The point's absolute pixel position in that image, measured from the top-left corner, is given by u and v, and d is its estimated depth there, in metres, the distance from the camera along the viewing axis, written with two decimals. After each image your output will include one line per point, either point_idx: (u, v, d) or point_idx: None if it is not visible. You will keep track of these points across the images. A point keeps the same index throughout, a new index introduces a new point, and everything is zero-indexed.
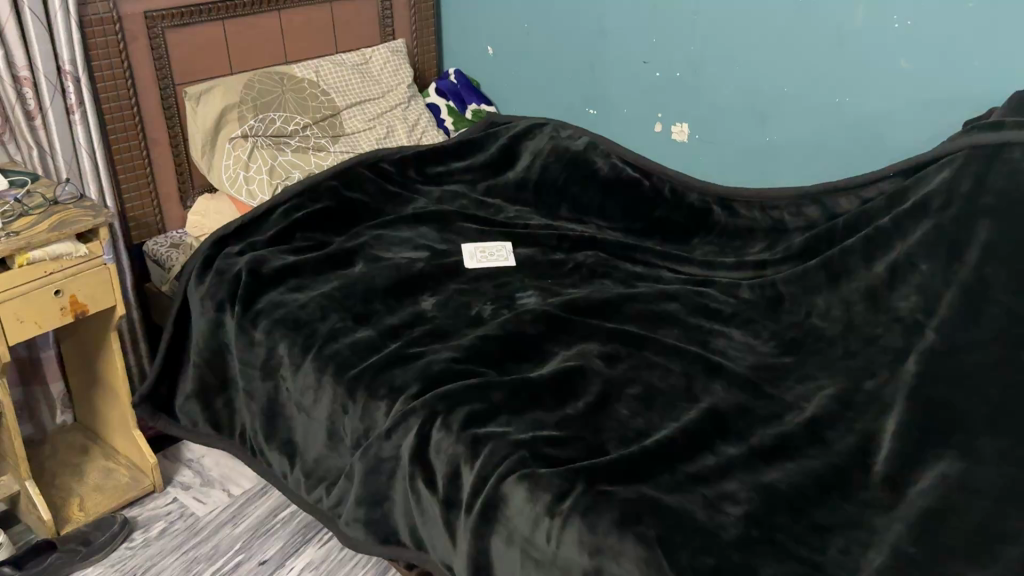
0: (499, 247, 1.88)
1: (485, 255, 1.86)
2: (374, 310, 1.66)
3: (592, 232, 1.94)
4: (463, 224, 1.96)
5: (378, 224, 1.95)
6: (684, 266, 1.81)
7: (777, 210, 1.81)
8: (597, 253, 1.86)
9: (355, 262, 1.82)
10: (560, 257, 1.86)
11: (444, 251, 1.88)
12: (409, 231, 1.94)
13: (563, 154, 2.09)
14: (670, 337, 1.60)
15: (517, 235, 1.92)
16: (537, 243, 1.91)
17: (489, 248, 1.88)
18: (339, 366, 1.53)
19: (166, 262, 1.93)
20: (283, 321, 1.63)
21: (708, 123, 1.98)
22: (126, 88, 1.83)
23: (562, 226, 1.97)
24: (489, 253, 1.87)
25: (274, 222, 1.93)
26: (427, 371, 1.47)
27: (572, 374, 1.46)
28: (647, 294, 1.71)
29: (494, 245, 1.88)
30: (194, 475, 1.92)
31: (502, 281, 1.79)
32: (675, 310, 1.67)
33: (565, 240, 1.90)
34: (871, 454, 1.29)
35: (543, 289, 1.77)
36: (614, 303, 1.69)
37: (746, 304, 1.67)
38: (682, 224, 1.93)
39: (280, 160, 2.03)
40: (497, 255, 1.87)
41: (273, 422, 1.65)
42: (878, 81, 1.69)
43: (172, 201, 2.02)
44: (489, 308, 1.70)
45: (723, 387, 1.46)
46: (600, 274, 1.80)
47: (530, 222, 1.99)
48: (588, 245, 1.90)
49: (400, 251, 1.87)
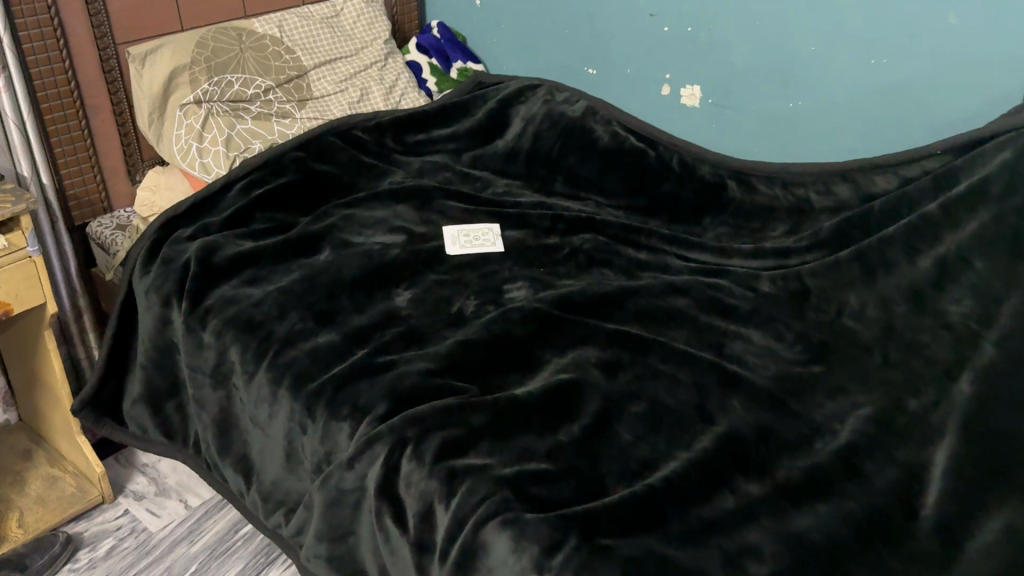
0: (485, 231, 1.67)
1: (469, 240, 1.65)
2: (339, 307, 1.45)
3: (588, 212, 1.73)
4: (444, 203, 1.75)
5: (349, 202, 1.73)
6: (695, 252, 1.60)
7: (801, 188, 1.60)
8: (595, 237, 1.65)
9: (322, 249, 1.61)
10: (554, 242, 1.65)
11: (423, 234, 1.66)
12: (385, 210, 1.72)
13: (557, 121, 1.86)
14: (680, 340, 1.39)
15: (505, 215, 1.70)
16: (528, 224, 1.69)
17: (474, 232, 1.66)
18: (297, 378, 1.32)
19: (110, 247, 1.71)
20: (235, 321, 1.42)
21: (722, 86, 1.74)
22: (57, 49, 1.58)
23: (555, 204, 1.75)
24: (474, 238, 1.65)
25: (231, 201, 1.71)
26: (397, 387, 1.26)
27: (566, 389, 1.25)
28: (653, 287, 1.50)
29: (480, 229, 1.67)
30: (149, 484, 1.73)
31: (488, 271, 1.58)
32: (684, 306, 1.46)
33: (560, 221, 1.68)
34: (920, 494, 1.10)
35: (533, 281, 1.56)
36: (614, 298, 1.48)
37: (766, 299, 1.46)
38: (691, 201, 1.71)
39: (238, 128, 1.80)
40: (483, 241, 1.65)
41: (227, 436, 1.45)
42: (921, 39, 1.46)
43: (119, 174, 1.81)
44: (473, 304, 1.50)
45: (742, 403, 1.25)
46: (599, 262, 1.59)
47: (520, 200, 1.77)
48: (585, 227, 1.68)
49: (373, 236, 1.65)
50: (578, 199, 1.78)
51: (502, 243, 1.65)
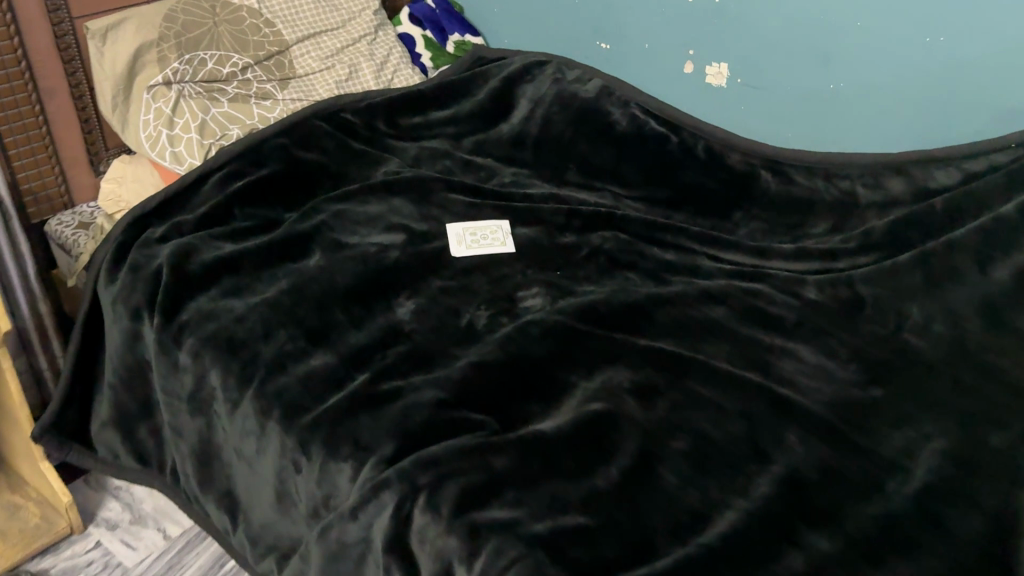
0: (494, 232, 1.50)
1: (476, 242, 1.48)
2: (333, 323, 1.28)
3: (605, 206, 1.56)
4: (445, 198, 1.57)
5: (336, 196, 1.55)
6: (728, 253, 1.44)
7: (847, 180, 1.44)
8: (615, 235, 1.49)
9: (310, 250, 1.43)
10: (570, 241, 1.48)
11: (424, 233, 1.48)
12: (379, 205, 1.54)
13: (568, 104, 1.69)
14: (720, 357, 1.23)
15: (514, 210, 1.54)
16: (540, 221, 1.52)
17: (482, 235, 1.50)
18: (288, 410, 1.15)
19: (73, 249, 1.52)
20: (214, 340, 1.25)
21: (752, 63, 1.57)
22: (4, 26, 1.37)
23: (568, 197, 1.58)
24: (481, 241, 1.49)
25: (206, 196, 1.53)
26: (404, 422, 1.10)
27: (598, 423, 1.10)
28: (685, 295, 1.34)
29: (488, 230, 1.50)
30: (123, 510, 1.56)
31: (499, 276, 1.41)
32: (723, 317, 1.30)
33: (575, 217, 1.52)
34: (1016, 549, 0.96)
35: (550, 287, 1.39)
36: (642, 308, 1.32)
37: (813, 309, 1.31)
38: (720, 193, 1.55)
39: (213, 112, 1.60)
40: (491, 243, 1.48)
41: (209, 467, 1.28)
42: (988, 17, 1.30)
43: (80, 164, 1.61)
44: (484, 316, 1.33)
45: (799, 437, 1.11)
46: (622, 265, 1.43)
47: (530, 192, 1.59)
48: (603, 223, 1.51)
49: (368, 236, 1.47)
50: (593, 190, 1.61)
51: (513, 243, 1.48)
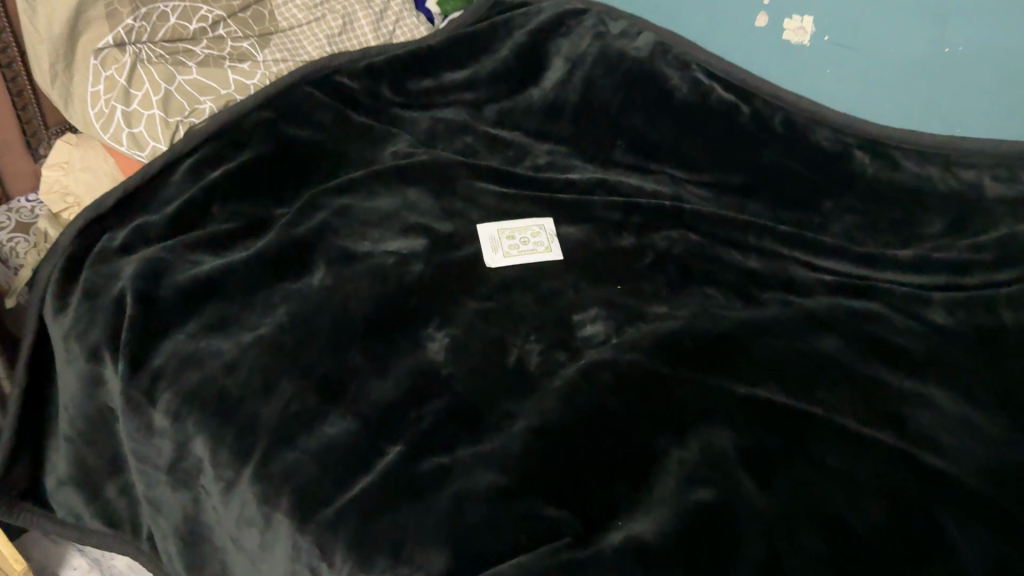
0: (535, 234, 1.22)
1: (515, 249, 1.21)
2: (349, 368, 1.01)
3: (663, 195, 1.29)
4: (472, 188, 1.29)
5: (334, 186, 1.27)
6: (821, 258, 1.19)
7: (970, 169, 1.24)
8: (683, 236, 1.22)
9: (310, 262, 1.15)
10: (629, 244, 1.21)
11: (449, 237, 1.21)
12: (392, 200, 1.26)
13: (614, 66, 1.41)
14: (842, 410, 0.99)
15: (558, 204, 1.26)
16: (591, 218, 1.25)
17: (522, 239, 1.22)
18: (300, 498, 0.88)
19: (13, 262, 1.25)
20: (199, 397, 0.97)
21: (845, 16, 1.27)
22: None
23: (620, 185, 1.30)
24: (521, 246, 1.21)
25: (175, 189, 1.23)
26: (457, 520, 0.84)
27: (711, 516, 0.85)
28: (780, 320, 1.09)
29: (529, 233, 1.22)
30: (91, 568, 1.30)
31: (547, 293, 1.15)
32: (833, 350, 1.06)
33: (633, 212, 1.25)
34: None
35: (612, 309, 1.13)
36: (731, 340, 1.07)
37: (942, 336, 1.08)
38: (805, 176, 1.28)
39: (179, 81, 1.28)
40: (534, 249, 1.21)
41: (197, 551, 1.02)
42: None
43: (13, 148, 1.30)
44: (537, 352, 1.07)
45: (957, 521, 0.87)
46: (699, 278, 1.16)
47: (572, 177, 1.32)
48: (665, 219, 1.24)
49: (381, 244, 1.19)
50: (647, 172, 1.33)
51: (559, 248, 1.20)
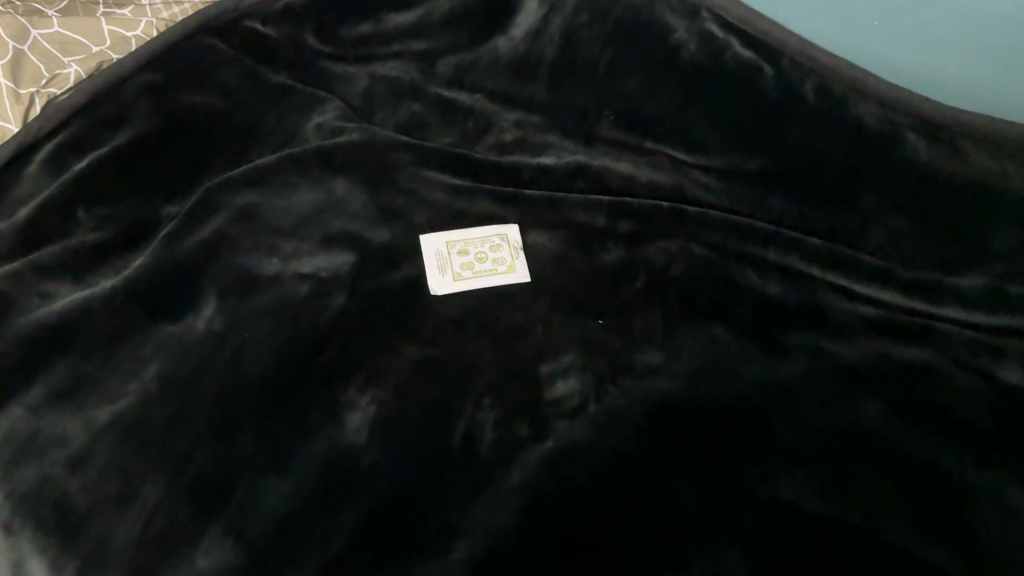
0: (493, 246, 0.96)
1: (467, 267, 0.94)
2: (239, 461, 0.76)
3: (656, 185, 1.04)
4: (416, 181, 1.01)
5: (233, 176, 0.99)
6: (858, 283, 0.93)
7: None
8: (684, 250, 0.96)
9: (198, 291, 0.89)
10: (614, 262, 0.95)
11: (384, 252, 0.94)
12: (312, 196, 0.99)
13: (603, 12, 1.07)
14: (885, 517, 0.76)
15: (522, 203, 0.99)
16: (568, 224, 0.98)
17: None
18: None
19: None
20: (30, 506, 0.71)
21: None
22: None
23: (604, 169, 1.04)
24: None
25: (31, 184, 0.94)
26: None
27: None
28: (806, 381, 0.85)
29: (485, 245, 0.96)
30: None
31: (508, 334, 0.89)
32: (874, 424, 0.82)
33: (620, 217, 0.98)
34: None
35: (591, 357, 0.87)
36: (742, 410, 0.83)
37: (1014, 402, 0.85)
38: (840, 163, 1.00)
39: (34, 36, 0.95)
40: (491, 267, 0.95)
41: None
42: None
43: None
44: (490, 423, 0.81)
45: None
46: (702, 310, 0.91)
47: (544, 161, 1.05)
48: (660, 223, 0.98)
49: (294, 263, 0.92)
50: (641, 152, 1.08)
51: (526, 267, 0.94)
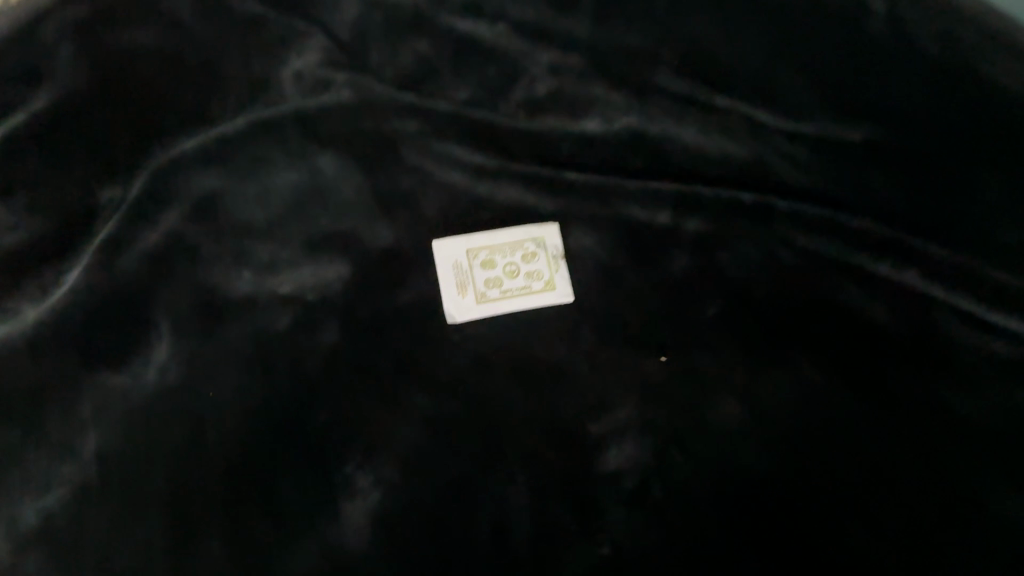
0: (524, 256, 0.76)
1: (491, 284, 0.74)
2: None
3: (727, 163, 0.82)
4: (425, 159, 0.79)
5: (189, 150, 0.78)
6: (989, 310, 0.75)
7: None
8: (767, 261, 0.77)
9: (146, 322, 0.69)
10: (680, 277, 0.75)
11: (386, 263, 0.74)
12: (293, 179, 0.78)
13: None
14: None
15: (562, 192, 0.78)
16: (621, 222, 0.77)
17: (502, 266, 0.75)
18: None
19: None
20: None
21: None
22: None
23: (664, 140, 0.82)
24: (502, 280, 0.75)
25: None
26: None
27: None
28: (916, 449, 0.69)
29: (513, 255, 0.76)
30: None
31: (546, 380, 0.70)
32: (1006, 510, 0.67)
33: (689, 214, 0.77)
34: None
35: (654, 414, 0.69)
36: (841, 491, 0.67)
37: None
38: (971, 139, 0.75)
39: None
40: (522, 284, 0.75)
41: None
42: None
43: None
44: (527, 512, 0.64)
45: None
46: (791, 347, 0.73)
47: (588, 128, 0.82)
48: (741, 219, 0.78)
49: (271, 279, 0.72)
50: (711, 112, 0.83)
51: (568, 283, 0.74)
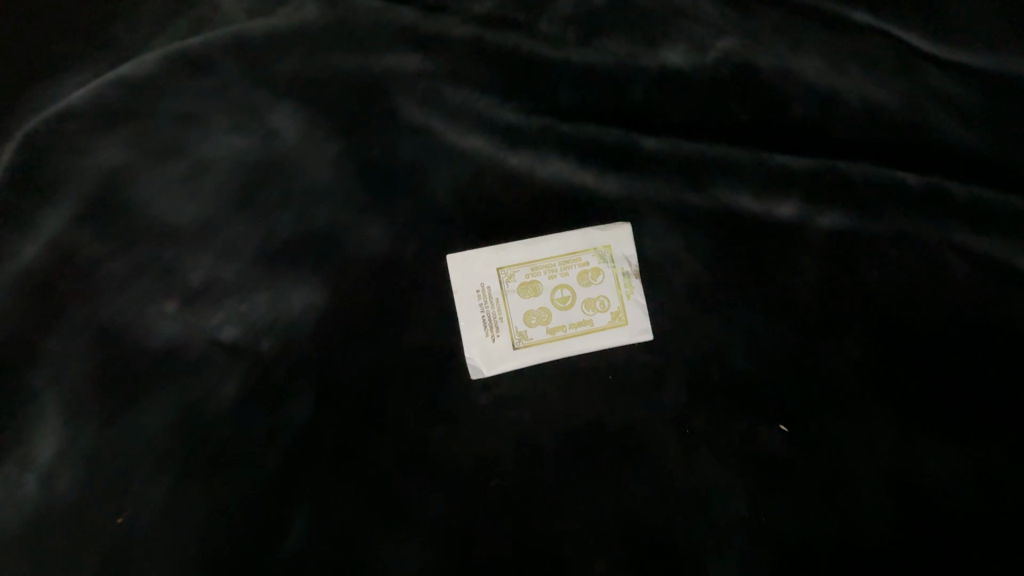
0: (580, 274, 0.53)
1: (534, 318, 0.52)
2: None
3: (877, 117, 0.55)
4: (431, 114, 0.53)
5: (77, 102, 0.51)
6: None
7: None
8: (927, 275, 0.54)
9: (24, 392, 0.46)
10: (803, 300, 0.52)
11: (380, 286, 0.50)
12: (233, 149, 0.51)
13: None
14: None
15: (637, 167, 0.53)
16: (719, 215, 0.53)
17: (548, 289, 0.53)
18: None
19: None
20: None
21: None
22: None
23: (781, 80, 0.55)
24: (548, 310, 0.53)
25: None
26: None
27: None
28: None
29: (564, 273, 0.53)
30: None
31: (616, 463, 0.49)
32: None
33: (823, 204, 0.53)
34: None
35: (774, 514, 0.49)
36: None
37: None
38: None
39: None
40: (578, 314, 0.53)
41: None
42: None
43: None
44: None
45: None
46: (965, 410, 0.51)
47: (669, 59, 0.55)
48: (897, 212, 0.54)
49: (209, 317, 0.48)
50: (845, 32, 0.57)
51: (647, 312, 0.52)
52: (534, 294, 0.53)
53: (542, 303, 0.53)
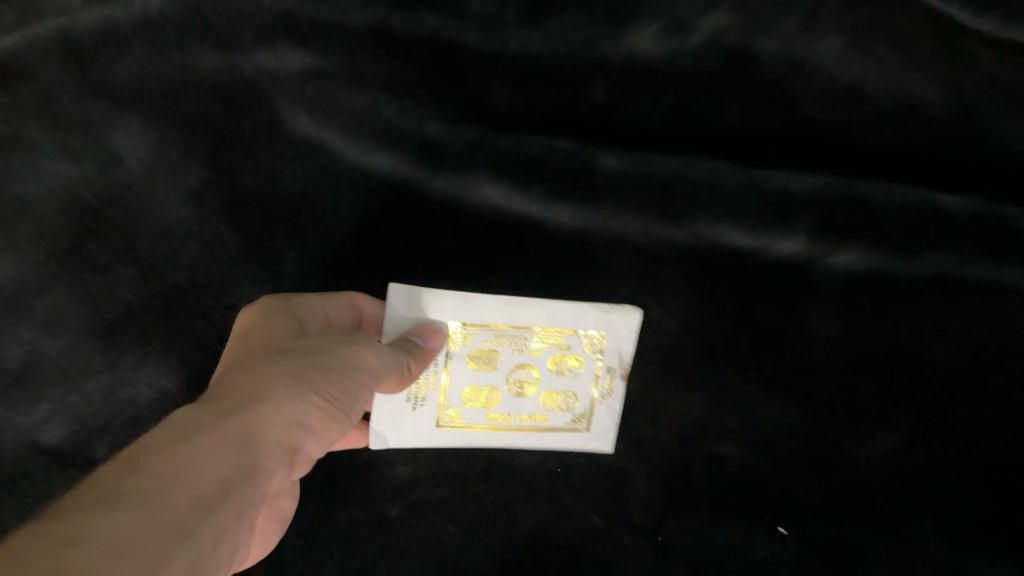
0: (555, 358, 0.42)
1: (475, 398, 0.42)
2: None
3: (913, 121, 0.41)
4: (323, 126, 0.40)
5: None
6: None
7: None
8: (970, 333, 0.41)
9: None
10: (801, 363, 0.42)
11: None
12: (53, 181, 0.39)
13: None
14: None
15: (592, 196, 0.41)
16: (695, 253, 0.42)
17: (506, 365, 0.42)
18: None
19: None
20: None
21: None
22: None
23: (787, 71, 0.40)
24: (497, 391, 0.42)
25: None
26: None
27: None
28: None
29: (534, 351, 0.42)
30: None
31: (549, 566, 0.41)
32: None
33: (839, 237, 0.41)
34: None
35: None
36: None
37: None
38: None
39: None
40: (531, 407, 0.42)
41: None
42: None
43: None
44: None
45: None
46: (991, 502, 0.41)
47: (637, 47, 0.40)
48: (939, 249, 0.41)
49: (28, 413, 0.38)
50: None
51: (616, 423, 0.42)
52: (489, 367, 0.42)
53: (493, 380, 0.42)
